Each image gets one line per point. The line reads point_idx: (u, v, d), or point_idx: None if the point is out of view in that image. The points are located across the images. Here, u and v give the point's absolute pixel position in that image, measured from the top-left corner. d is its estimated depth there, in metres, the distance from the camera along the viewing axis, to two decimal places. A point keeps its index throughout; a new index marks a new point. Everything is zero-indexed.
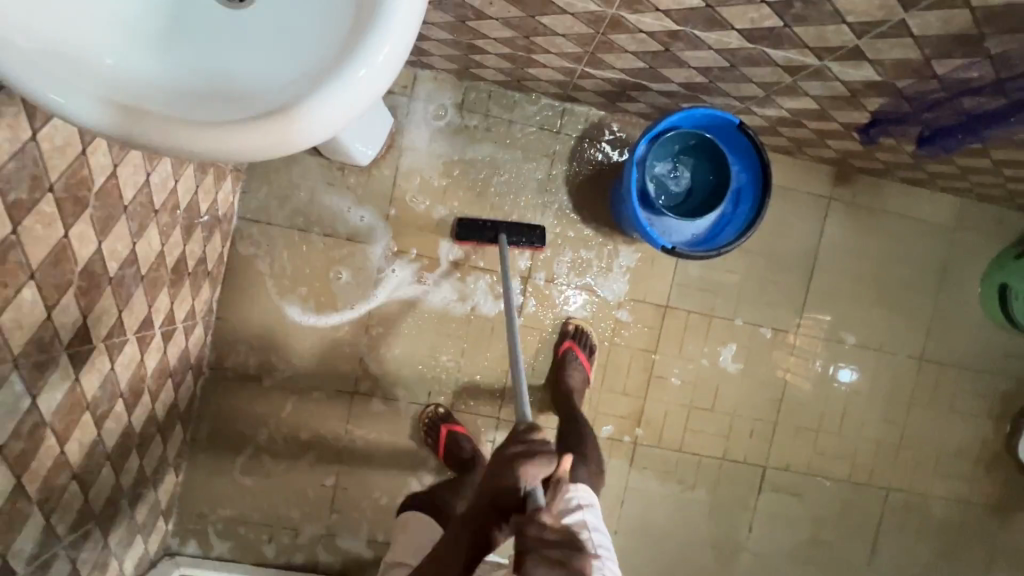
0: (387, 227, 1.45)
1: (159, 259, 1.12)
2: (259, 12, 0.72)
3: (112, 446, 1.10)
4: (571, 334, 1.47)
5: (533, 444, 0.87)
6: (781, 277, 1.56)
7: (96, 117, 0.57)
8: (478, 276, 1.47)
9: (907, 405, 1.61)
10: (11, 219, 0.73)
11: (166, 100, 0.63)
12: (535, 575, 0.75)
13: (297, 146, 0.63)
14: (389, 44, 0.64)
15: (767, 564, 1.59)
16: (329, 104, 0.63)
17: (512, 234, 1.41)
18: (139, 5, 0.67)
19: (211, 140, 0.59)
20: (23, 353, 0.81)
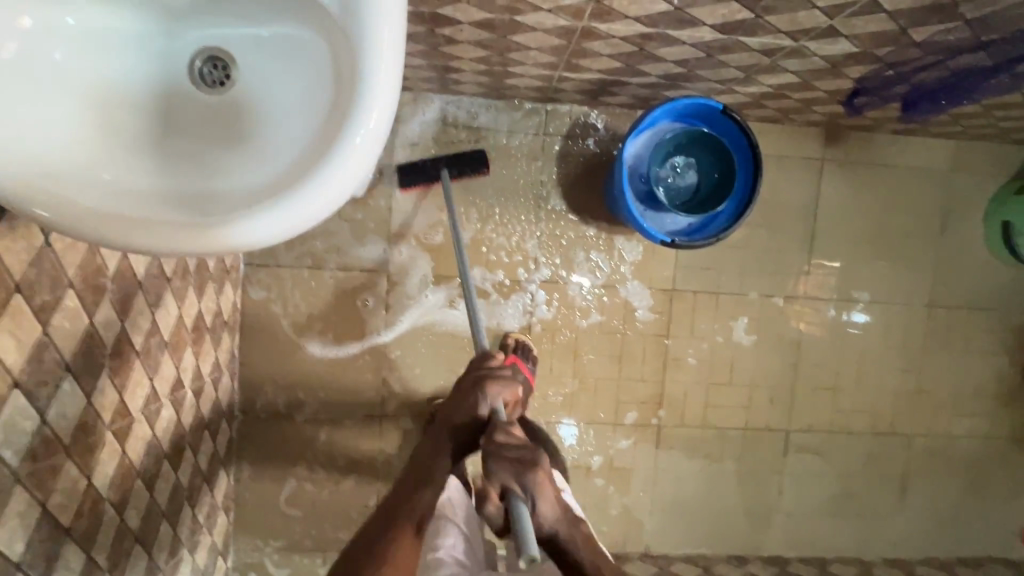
0: (428, 257, 1.48)
1: (179, 321, 1.16)
2: (238, 91, 0.72)
3: (166, 504, 1.16)
4: (513, 348, 1.44)
5: (494, 371, 0.97)
6: (784, 245, 1.57)
7: (118, 235, 0.60)
8: (496, 298, 1.50)
9: (922, 352, 1.63)
10: (39, 322, 0.77)
11: (172, 202, 0.66)
12: (497, 472, 0.80)
13: (307, 225, 0.66)
14: (379, 113, 0.66)
15: (801, 523, 1.65)
16: (330, 183, 0.65)
17: (451, 162, 1.39)
18: (125, 109, 0.69)
19: (223, 238, 0.62)
20: (72, 441, 0.86)
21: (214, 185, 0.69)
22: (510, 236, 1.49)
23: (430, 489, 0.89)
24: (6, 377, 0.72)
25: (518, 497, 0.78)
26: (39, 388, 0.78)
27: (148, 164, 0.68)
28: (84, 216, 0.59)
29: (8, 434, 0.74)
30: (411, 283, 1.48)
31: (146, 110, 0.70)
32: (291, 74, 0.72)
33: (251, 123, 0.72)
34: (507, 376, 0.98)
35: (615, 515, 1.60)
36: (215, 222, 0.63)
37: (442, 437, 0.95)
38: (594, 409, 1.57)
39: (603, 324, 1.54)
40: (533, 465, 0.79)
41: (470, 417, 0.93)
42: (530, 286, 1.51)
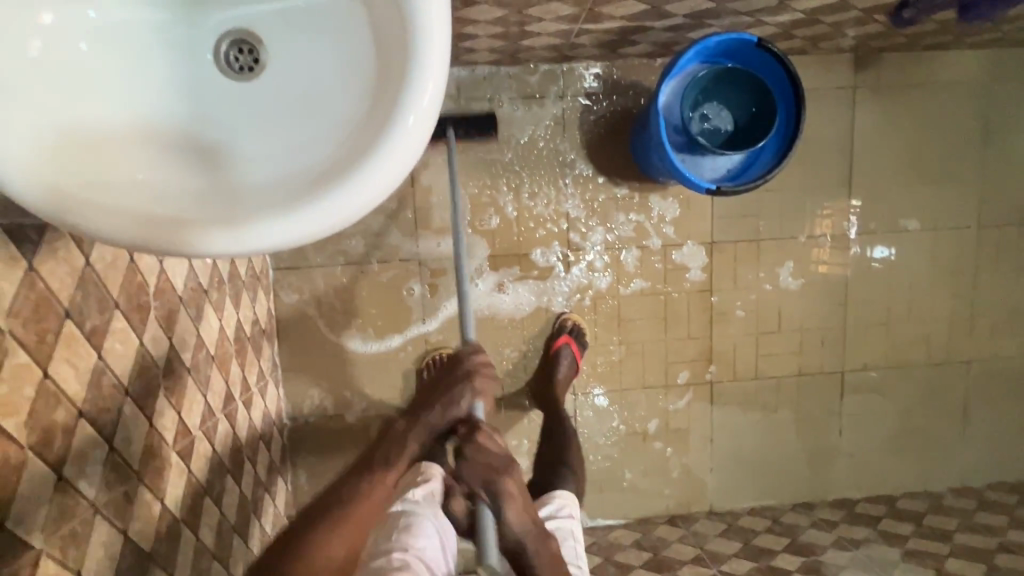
0: (484, 242, 1.44)
1: (222, 333, 1.12)
2: (272, 75, 0.67)
3: (235, 518, 1.14)
4: (570, 328, 1.46)
5: (478, 368, 0.95)
6: (822, 182, 1.51)
7: (174, 242, 0.56)
8: (545, 270, 1.47)
9: (973, 275, 1.58)
10: (93, 348, 0.74)
11: (218, 200, 0.62)
12: (468, 474, 0.82)
13: (369, 208, 0.62)
14: (433, 80, 0.61)
15: (864, 464, 1.62)
16: (389, 162, 0.61)
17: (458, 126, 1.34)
18: (156, 105, 0.64)
19: (281, 235, 0.59)
20: (141, 465, 0.83)
21: (260, 179, 0.65)
22: (540, 206, 1.45)
23: (390, 472, 0.89)
24: (70, 407, 0.70)
25: (487, 501, 0.81)
26: (102, 415, 0.75)
27: (186, 161, 0.64)
28: (133, 224, 0.55)
29: (81, 465, 0.71)
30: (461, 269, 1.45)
31: (176, 102, 0.65)
32: (326, 48, 0.66)
33: (289, 107, 0.67)
34: (487, 374, 0.96)
35: (676, 477, 1.58)
36: (270, 216, 0.59)
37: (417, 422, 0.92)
38: (644, 373, 1.54)
39: (645, 287, 1.50)
40: (506, 478, 0.81)
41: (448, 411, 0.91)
42: (572, 257, 1.47)
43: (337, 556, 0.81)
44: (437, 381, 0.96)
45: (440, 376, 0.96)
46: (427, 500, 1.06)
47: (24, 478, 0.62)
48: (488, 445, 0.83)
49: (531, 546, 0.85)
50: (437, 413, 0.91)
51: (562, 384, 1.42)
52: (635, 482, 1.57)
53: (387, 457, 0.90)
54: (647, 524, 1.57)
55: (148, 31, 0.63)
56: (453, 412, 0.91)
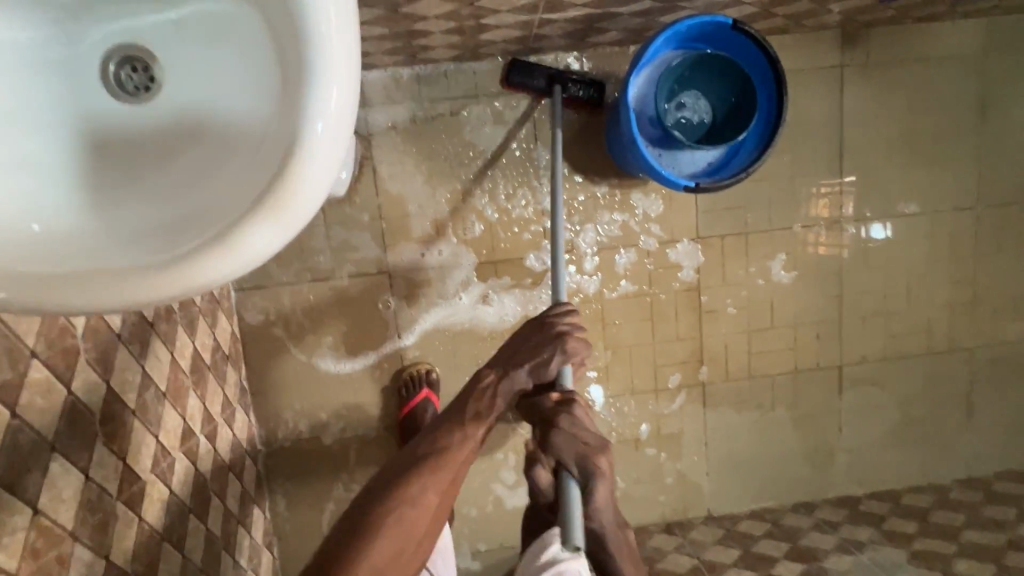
0: (471, 251, 1.37)
1: (175, 366, 1.05)
2: (179, 101, 0.64)
3: (202, 559, 1.08)
4: None
5: (569, 327, 0.90)
6: (811, 168, 1.43)
7: (97, 295, 0.52)
8: (541, 274, 1.39)
9: (974, 257, 1.50)
10: (4, 406, 0.67)
11: (145, 244, 0.58)
12: (558, 444, 0.78)
13: (301, 222, 0.57)
14: (339, 87, 0.56)
15: (865, 460, 1.56)
16: (310, 168, 0.56)
17: (572, 87, 1.27)
18: (65, 158, 0.61)
19: (195, 275, 0.54)
20: (78, 523, 0.77)
21: (186, 215, 0.61)
22: (518, 207, 1.37)
23: (475, 434, 0.81)
24: None
25: (574, 478, 0.78)
26: (21, 478, 0.69)
27: (110, 211, 0.61)
28: (28, 284, 0.51)
29: None
30: (447, 281, 1.38)
31: (81, 150, 0.62)
32: (231, 74, 0.63)
33: (200, 139, 0.63)
34: (578, 333, 0.90)
35: (671, 483, 1.52)
36: (182, 257, 0.55)
37: (509, 386, 0.84)
38: (633, 378, 1.47)
39: (630, 290, 1.42)
40: (599, 458, 0.77)
41: (540, 369, 0.86)
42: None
43: (429, 504, 0.75)
44: (528, 344, 0.89)
45: (534, 339, 0.89)
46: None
47: None
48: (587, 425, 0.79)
49: (615, 543, 0.80)
50: (524, 372, 0.86)
51: None
52: (629, 490, 1.51)
53: (478, 410, 0.82)
54: (643, 533, 1.51)
55: (42, 76, 0.61)
56: (544, 372, 0.86)
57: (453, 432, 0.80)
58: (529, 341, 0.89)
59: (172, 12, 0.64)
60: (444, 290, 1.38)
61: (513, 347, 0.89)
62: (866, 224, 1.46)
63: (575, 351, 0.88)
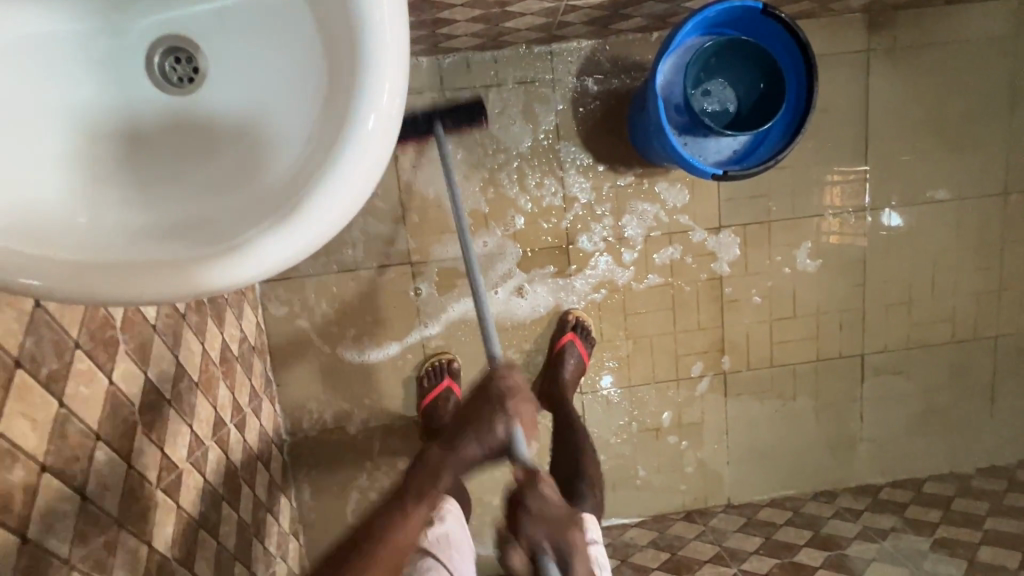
0: (516, 244, 1.38)
1: (205, 357, 1.07)
2: (222, 95, 0.64)
3: (235, 545, 1.10)
4: (572, 325, 1.39)
5: (514, 385, 0.90)
6: (836, 156, 1.41)
7: (136, 288, 0.52)
8: (595, 254, 1.40)
9: (1001, 246, 1.48)
10: (52, 394, 0.68)
11: (183, 239, 0.58)
12: (529, 528, 0.77)
13: (341, 220, 0.57)
14: (389, 86, 0.56)
15: (886, 449, 1.56)
16: (356, 167, 0.56)
17: (449, 119, 1.27)
18: (108, 151, 0.61)
19: (237, 270, 0.54)
20: (122, 510, 0.79)
21: (225, 210, 0.61)
22: (547, 195, 1.37)
23: (424, 506, 0.89)
24: (30, 463, 0.64)
25: (549, 559, 0.77)
26: (70, 466, 0.70)
27: (148, 205, 0.61)
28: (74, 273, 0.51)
29: (49, 522, 0.66)
30: (489, 273, 1.39)
31: (123, 144, 0.62)
32: (276, 68, 0.63)
33: (241, 136, 0.64)
34: (525, 391, 0.91)
35: (692, 472, 1.53)
36: (226, 251, 0.55)
37: (460, 459, 0.90)
38: (654, 368, 1.47)
39: (655, 282, 1.43)
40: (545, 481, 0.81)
41: (492, 439, 0.88)
42: (600, 247, 1.40)
43: None
44: (475, 410, 0.90)
45: (478, 399, 0.91)
46: (439, 544, 0.98)
47: None
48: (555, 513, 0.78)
49: None
50: (473, 438, 0.88)
51: (564, 386, 1.36)
52: (649, 478, 1.52)
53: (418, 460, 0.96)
54: (664, 521, 1.52)
55: (87, 69, 0.61)
56: (494, 437, 0.87)
57: (401, 522, 0.85)
58: (473, 403, 0.91)
59: (219, 4, 0.64)
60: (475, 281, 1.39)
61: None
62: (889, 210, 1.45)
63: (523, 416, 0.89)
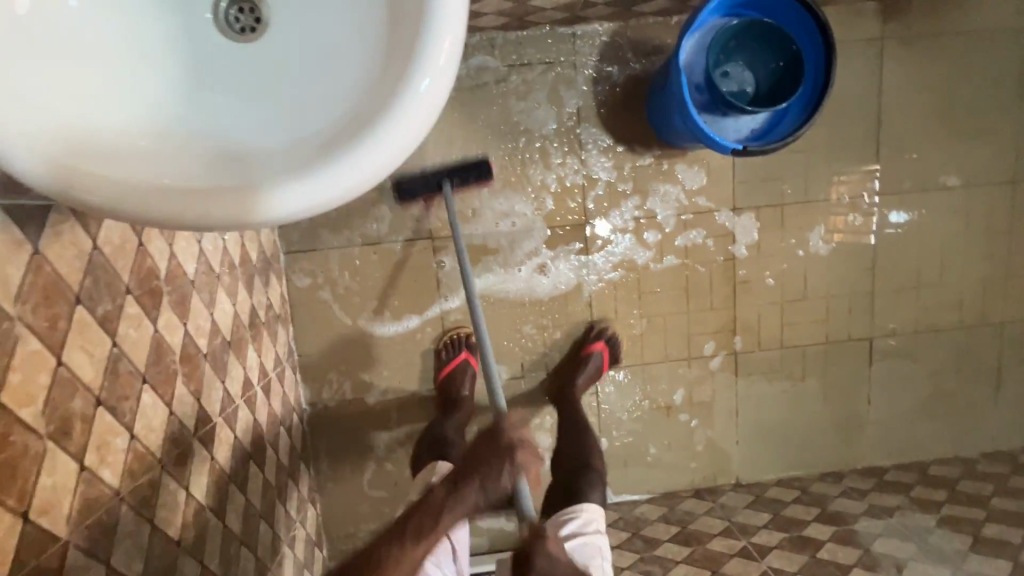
0: (545, 223, 1.42)
1: (236, 319, 1.10)
2: (282, 47, 0.68)
3: (260, 503, 1.13)
4: (604, 337, 1.45)
5: (522, 439, 0.85)
6: (849, 141, 1.44)
7: (190, 209, 0.54)
8: (621, 231, 1.44)
9: (1008, 232, 1.51)
10: (106, 333, 0.72)
11: (234, 171, 0.60)
12: None
13: (390, 167, 0.60)
14: (448, 47, 0.60)
15: (892, 432, 1.59)
16: (410, 117, 0.60)
17: (457, 177, 1.34)
18: (170, 87, 0.64)
19: (290, 202, 0.57)
20: (165, 452, 0.82)
21: (275, 149, 0.64)
22: (569, 174, 1.41)
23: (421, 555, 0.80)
24: (88, 394, 0.68)
25: None
26: (121, 403, 0.73)
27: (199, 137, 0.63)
28: (130, 191, 0.53)
29: (103, 454, 0.69)
30: (513, 250, 1.43)
31: (182, 82, 0.65)
32: (337, 26, 0.67)
33: (296, 85, 0.67)
34: (532, 445, 0.86)
35: (702, 450, 1.56)
36: (278, 184, 0.57)
37: (458, 508, 0.82)
38: (666, 347, 1.51)
39: (674, 265, 1.47)
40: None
41: (498, 489, 0.84)
42: (632, 223, 1.44)
43: None
44: (476, 460, 0.84)
45: (481, 455, 0.84)
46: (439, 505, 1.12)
47: (44, 468, 0.60)
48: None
49: None
50: (480, 492, 0.82)
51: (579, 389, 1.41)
52: (660, 457, 1.55)
53: (419, 527, 0.81)
54: (674, 498, 1.55)
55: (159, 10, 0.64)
56: (501, 487, 0.83)
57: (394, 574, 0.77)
58: (476, 457, 0.84)
59: None
60: (501, 258, 1.43)
61: (465, 460, 0.85)
62: (900, 195, 1.48)
63: (531, 467, 0.85)
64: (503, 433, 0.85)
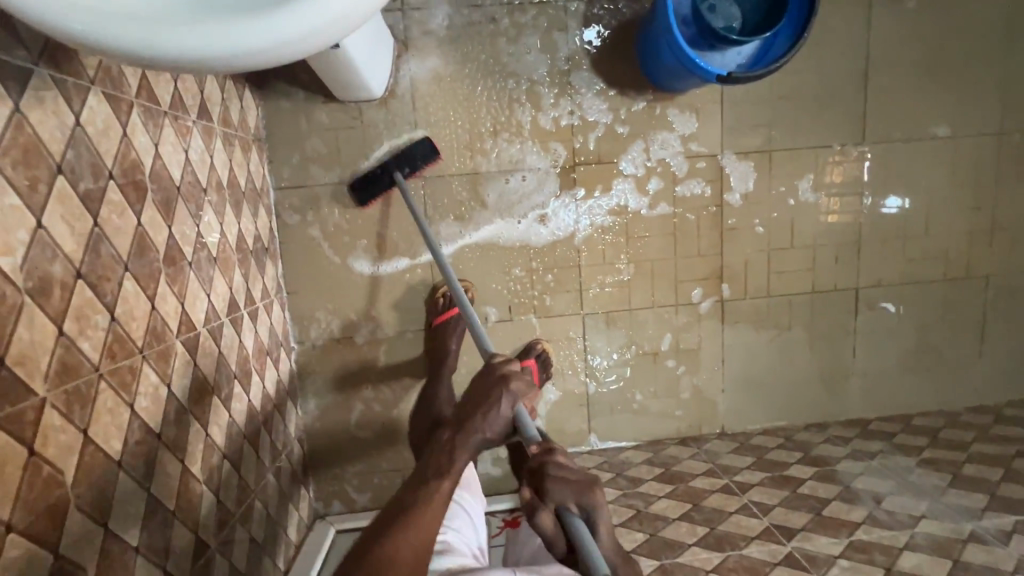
0: (555, 181, 1.44)
1: (223, 238, 1.10)
2: None
3: (244, 425, 1.13)
4: (538, 353, 1.47)
5: (506, 368, 0.91)
6: (837, 88, 1.45)
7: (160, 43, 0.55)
8: (627, 177, 1.46)
9: (994, 184, 1.53)
10: (89, 211, 0.73)
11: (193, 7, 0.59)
12: (553, 491, 0.73)
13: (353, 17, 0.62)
14: None
15: (876, 384, 1.60)
16: None
17: (407, 165, 1.36)
18: None
19: (255, 43, 0.57)
20: (146, 344, 0.82)
21: None
22: (563, 116, 1.42)
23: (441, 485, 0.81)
24: (68, 265, 0.69)
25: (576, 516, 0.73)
26: (103, 283, 0.74)
27: None
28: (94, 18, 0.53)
29: (83, 327, 0.70)
30: (520, 203, 1.45)
31: None
32: None
33: None
34: (519, 373, 0.91)
35: (687, 398, 1.57)
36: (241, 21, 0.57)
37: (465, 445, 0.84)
38: (653, 292, 1.52)
39: (666, 212, 1.48)
40: (593, 490, 0.75)
41: (500, 421, 0.86)
42: (643, 170, 1.46)
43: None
44: (472, 403, 0.88)
45: (472, 392, 0.89)
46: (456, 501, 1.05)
47: (21, 322, 0.61)
48: (570, 488, 0.74)
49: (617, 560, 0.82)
50: (481, 424, 0.85)
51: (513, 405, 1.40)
52: (646, 404, 1.56)
53: (438, 466, 0.83)
54: (659, 445, 1.57)
55: None
56: (500, 416, 0.86)
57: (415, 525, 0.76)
58: (472, 398, 0.88)
59: None
60: (506, 206, 1.44)
61: (465, 402, 0.89)
62: (887, 145, 1.49)
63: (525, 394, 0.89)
64: (494, 373, 0.90)
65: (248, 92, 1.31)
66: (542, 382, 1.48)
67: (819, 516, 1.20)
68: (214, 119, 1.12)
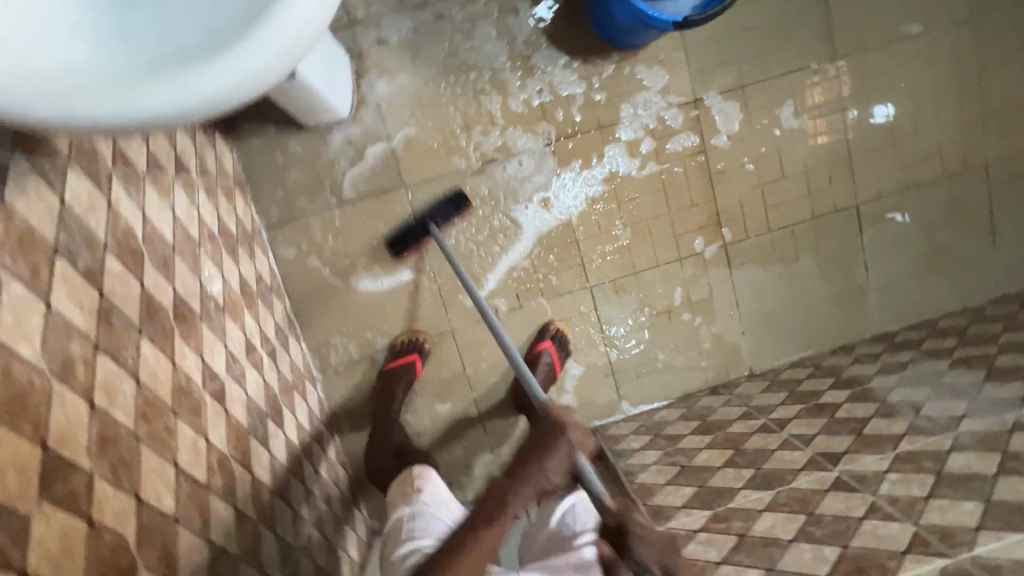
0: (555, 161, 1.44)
1: (226, 286, 1.12)
2: None
3: (286, 460, 1.16)
4: (553, 334, 1.49)
5: (563, 425, 0.92)
6: (798, 9, 1.43)
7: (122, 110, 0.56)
8: (616, 142, 1.45)
9: (976, 72, 1.50)
10: (93, 285, 0.74)
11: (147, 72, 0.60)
12: (636, 550, 0.83)
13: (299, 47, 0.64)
14: None
15: (894, 295, 1.59)
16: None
17: (440, 218, 1.39)
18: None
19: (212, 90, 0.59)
20: (175, 401, 0.85)
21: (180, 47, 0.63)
22: (533, 95, 1.41)
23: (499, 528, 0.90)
24: (85, 340, 0.71)
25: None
26: (122, 351, 0.76)
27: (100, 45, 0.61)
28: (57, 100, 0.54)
29: (113, 397, 0.72)
30: (523, 187, 1.45)
31: None
32: None
33: None
34: (574, 424, 0.93)
35: (710, 347, 1.57)
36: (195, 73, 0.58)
37: (529, 494, 0.90)
38: (656, 251, 1.51)
39: (654, 170, 1.47)
40: (669, 548, 0.85)
41: (564, 477, 0.91)
42: (640, 133, 1.45)
43: None
44: (529, 457, 0.91)
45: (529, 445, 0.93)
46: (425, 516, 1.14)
47: (54, 403, 0.64)
48: (648, 552, 0.83)
49: None
50: (545, 476, 0.90)
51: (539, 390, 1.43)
52: (670, 361, 1.57)
53: (488, 514, 0.90)
54: (691, 400, 1.58)
55: None
56: (562, 476, 0.90)
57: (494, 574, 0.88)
58: (529, 451, 0.92)
59: None
60: (506, 195, 1.45)
61: (520, 452, 0.93)
62: (859, 55, 1.47)
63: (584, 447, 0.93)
64: (552, 429, 0.92)
65: (220, 139, 1.32)
66: (563, 360, 1.50)
67: (861, 435, 1.20)
68: (193, 172, 1.14)
